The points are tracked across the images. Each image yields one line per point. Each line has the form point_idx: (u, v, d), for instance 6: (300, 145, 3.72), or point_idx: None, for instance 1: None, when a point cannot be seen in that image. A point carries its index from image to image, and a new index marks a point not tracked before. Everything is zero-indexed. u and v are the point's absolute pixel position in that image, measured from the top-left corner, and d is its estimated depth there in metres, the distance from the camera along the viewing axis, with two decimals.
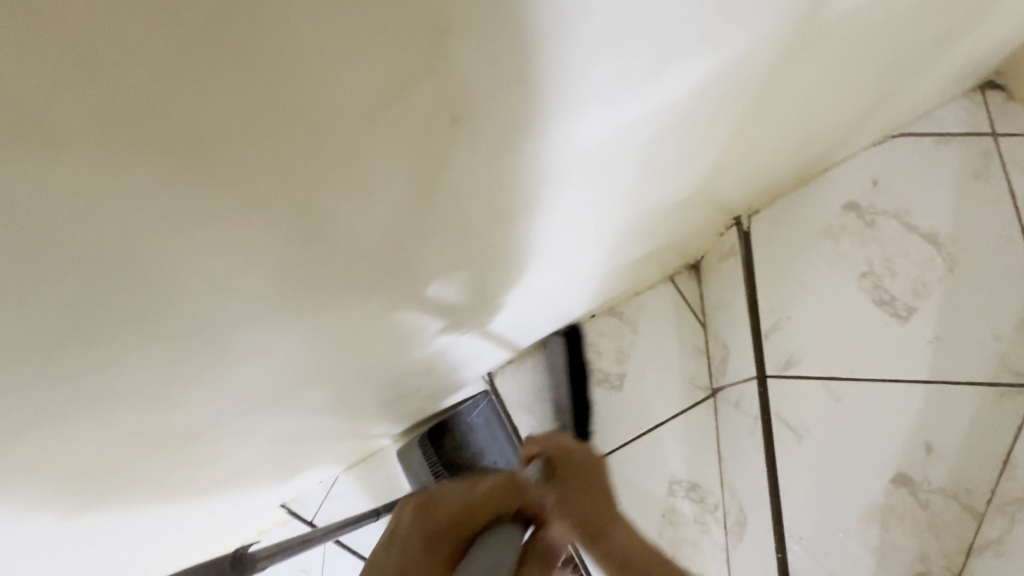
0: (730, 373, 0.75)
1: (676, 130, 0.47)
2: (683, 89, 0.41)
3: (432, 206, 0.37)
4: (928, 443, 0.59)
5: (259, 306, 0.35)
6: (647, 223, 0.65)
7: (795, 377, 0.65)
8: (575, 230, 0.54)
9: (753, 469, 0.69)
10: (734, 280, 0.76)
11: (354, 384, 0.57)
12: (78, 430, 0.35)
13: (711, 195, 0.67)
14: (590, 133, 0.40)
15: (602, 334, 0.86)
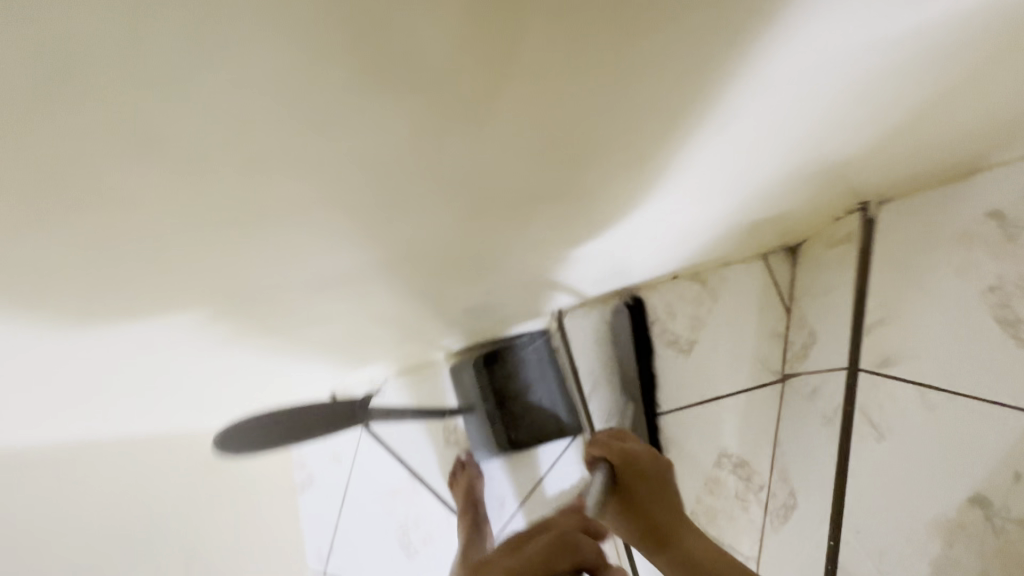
0: (812, 361, 0.73)
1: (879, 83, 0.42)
2: (912, 30, 0.36)
3: (606, 102, 0.36)
4: (1018, 474, 0.49)
5: (414, 157, 0.36)
6: (782, 188, 0.61)
7: (891, 378, 0.62)
8: (726, 172, 0.52)
9: (814, 455, 0.68)
10: (838, 268, 0.72)
11: (449, 282, 0.57)
12: (216, 240, 0.39)
13: (843, 176, 0.62)
14: (796, 60, 0.36)
15: (681, 297, 0.85)
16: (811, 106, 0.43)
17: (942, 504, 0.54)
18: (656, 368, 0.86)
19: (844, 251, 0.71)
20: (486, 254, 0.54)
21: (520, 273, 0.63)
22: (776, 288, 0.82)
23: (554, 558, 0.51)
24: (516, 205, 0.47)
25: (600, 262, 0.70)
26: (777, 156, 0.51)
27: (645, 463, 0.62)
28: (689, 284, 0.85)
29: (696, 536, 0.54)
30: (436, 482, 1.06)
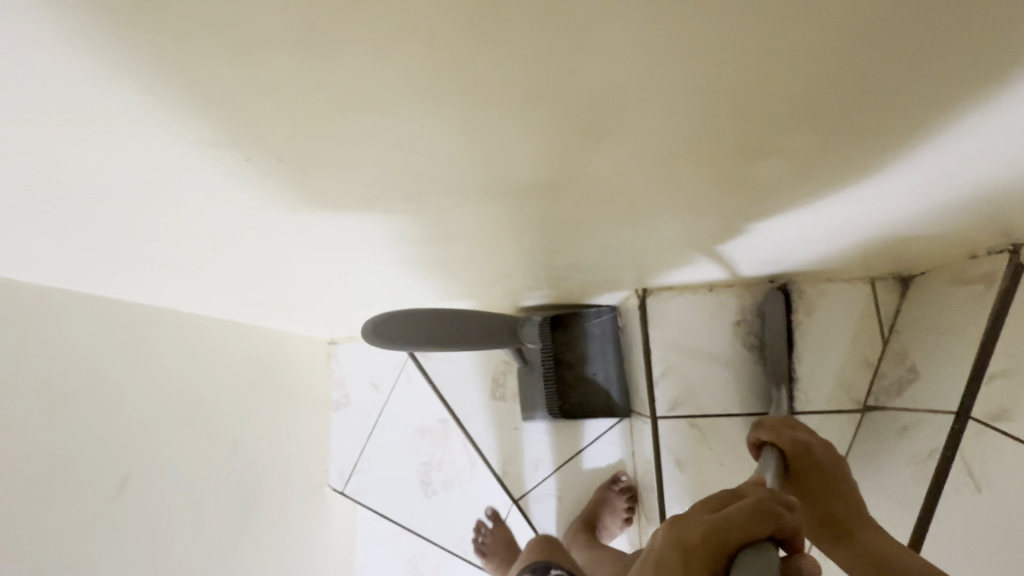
0: (909, 398, 0.70)
1: None
2: None
3: (866, 77, 0.32)
4: None
5: (645, 102, 0.33)
6: (942, 215, 0.56)
7: (999, 431, 0.57)
8: (917, 185, 0.48)
9: (894, 494, 0.67)
10: (961, 309, 0.66)
11: (572, 228, 0.55)
12: (370, 156, 0.37)
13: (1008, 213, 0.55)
14: None
15: (771, 303, 0.81)
16: None
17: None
18: (727, 371, 0.82)
19: (973, 291, 0.65)
20: (623, 212, 0.52)
21: (638, 240, 0.60)
22: (876, 314, 0.78)
23: (758, 525, 0.37)
24: (677, 175, 0.44)
25: (712, 251, 0.67)
26: (980, 179, 0.46)
27: (820, 454, 0.57)
28: (784, 291, 0.81)
29: (874, 531, 0.53)
30: (471, 429, 1.06)
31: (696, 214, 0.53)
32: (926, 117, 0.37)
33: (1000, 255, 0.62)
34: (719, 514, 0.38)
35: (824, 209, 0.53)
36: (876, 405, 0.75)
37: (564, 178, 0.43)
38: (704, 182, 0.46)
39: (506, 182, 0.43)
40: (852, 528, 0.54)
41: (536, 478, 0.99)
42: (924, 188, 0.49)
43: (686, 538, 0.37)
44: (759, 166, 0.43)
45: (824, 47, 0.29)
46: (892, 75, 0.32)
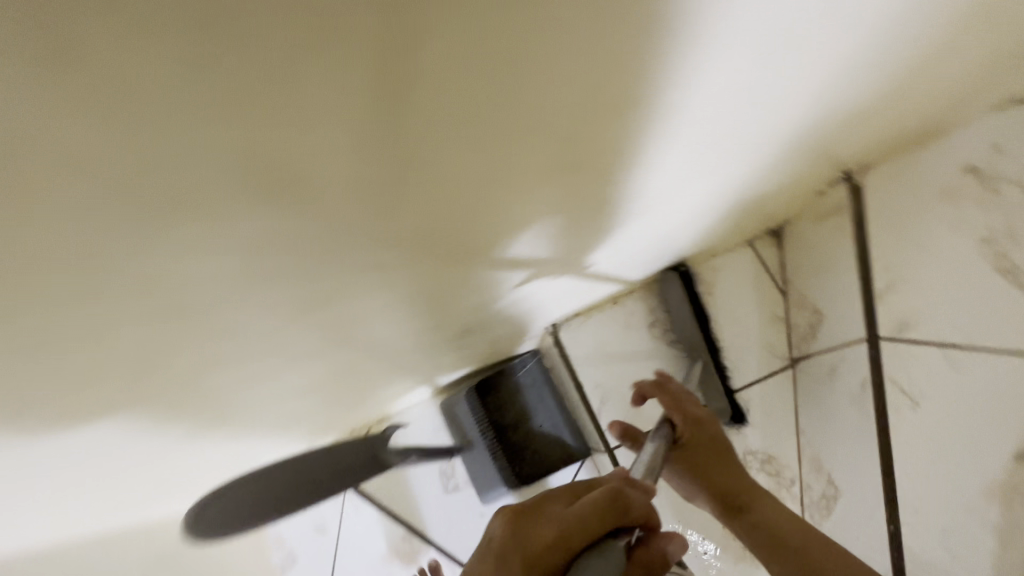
0: (824, 338, 0.70)
1: (800, 89, 0.46)
2: (808, 36, 0.40)
3: (547, 114, 0.37)
4: None
5: (376, 186, 0.36)
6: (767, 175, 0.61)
7: (909, 341, 0.60)
8: (681, 183, 0.54)
9: (850, 436, 0.64)
10: (830, 243, 0.71)
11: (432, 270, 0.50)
12: (121, 286, 0.35)
13: (827, 151, 0.61)
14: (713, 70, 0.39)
15: (673, 294, 0.81)
16: (732, 120, 0.47)
17: (988, 465, 0.51)
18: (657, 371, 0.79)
19: (834, 224, 0.70)
20: (477, 240, 0.49)
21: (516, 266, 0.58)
22: (766, 270, 0.79)
23: (606, 521, 0.39)
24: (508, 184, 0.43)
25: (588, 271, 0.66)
26: (723, 165, 0.54)
27: (710, 428, 0.60)
28: (680, 279, 0.81)
29: (768, 504, 0.56)
30: (435, 533, 0.94)
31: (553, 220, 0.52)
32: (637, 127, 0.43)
33: (838, 184, 0.70)
34: (574, 510, 0.40)
35: (622, 223, 0.58)
36: (801, 353, 0.73)
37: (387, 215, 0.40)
38: (501, 230, 0.49)
39: (303, 280, 0.43)
40: (750, 501, 0.57)
41: None
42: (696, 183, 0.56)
43: (533, 546, 0.39)
44: (532, 204, 0.47)
45: (496, 103, 0.34)
46: (597, 89, 0.37)
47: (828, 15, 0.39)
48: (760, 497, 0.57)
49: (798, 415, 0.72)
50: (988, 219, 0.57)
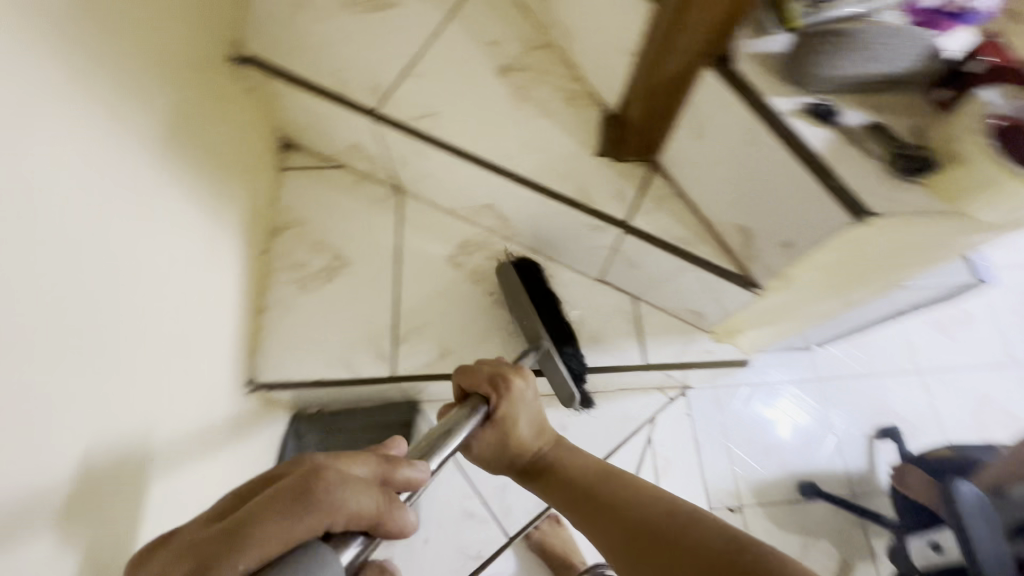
0: (377, 153, 0.77)
1: (127, 97, 0.49)
2: (63, 63, 0.41)
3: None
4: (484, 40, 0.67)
5: None
6: (188, 125, 0.60)
7: (392, 94, 0.69)
8: (161, 237, 0.54)
9: (455, 175, 0.72)
10: (302, 107, 0.75)
11: (61, 454, 0.39)
12: None
13: (198, 61, 0.61)
14: (57, 154, 0.39)
15: (292, 251, 0.79)
16: (121, 163, 0.48)
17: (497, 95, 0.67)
18: (346, 300, 0.76)
19: (283, 91, 0.74)
20: (60, 437, 0.39)
21: (139, 374, 0.48)
22: (315, 168, 0.84)
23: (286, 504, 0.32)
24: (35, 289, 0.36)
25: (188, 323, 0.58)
26: (166, 187, 0.55)
27: (505, 405, 0.55)
28: (280, 241, 0.79)
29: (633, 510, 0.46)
30: None
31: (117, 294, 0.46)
32: (79, 229, 0.41)
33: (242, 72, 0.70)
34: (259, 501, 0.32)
35: (176, 298, 0.56)
36: (389, 177, 0.81)
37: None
38: (87, 420, 0.42)
39: None
40: (554, 463, 0.54)
41: (486, 514, 0.83)
42: (168, 216, 0.55)
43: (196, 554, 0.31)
44: (99, 359, 0.43)
45: None
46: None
47: (69, 42, 0.42)
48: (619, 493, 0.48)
49: (435, 203, 0.80)
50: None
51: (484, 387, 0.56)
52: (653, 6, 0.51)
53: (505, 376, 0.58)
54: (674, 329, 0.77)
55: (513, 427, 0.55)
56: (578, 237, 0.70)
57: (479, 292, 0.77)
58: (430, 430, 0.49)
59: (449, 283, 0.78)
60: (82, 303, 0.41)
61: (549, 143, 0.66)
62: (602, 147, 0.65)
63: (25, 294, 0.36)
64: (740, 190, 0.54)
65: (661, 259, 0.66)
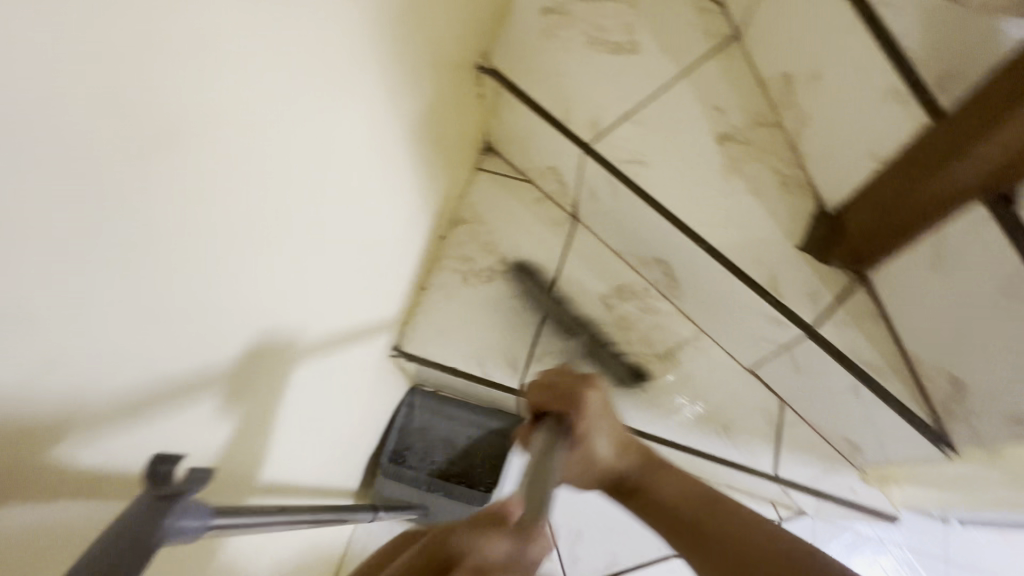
0: (571, 180, 0.80)
1: (399, 82, 0.57)
2: (374, 48, 0.50)
3: (256, 227, 0.40)
4: (715, 105, 0.67)
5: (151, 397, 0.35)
6: (429, 115, 0.67)
7: (608, 132, 0.72)
8: (381, 203, 0.61)
9: (640, 223, 0.73)
10: (518, 121, 0.81)
11: (260, 357, 0.46)
12: None
13: (452, 62, 0.69)
14: (344, 116, 0.48)
15: (463, 244, 0.84)
16: (379, 135, 0.56)
17: (710, 160, 0.66)
18: (497, 305, 0.80)
19: (509, 103, 0.80)
20: (264, 342, 0.46)
21: (326, 313, 0.56)
22: (506, 176, 0.90)
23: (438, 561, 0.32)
24: (282, 224, 0.43)
25: (371, 281, 0.65)
26: (398, 163, 0.63)
27: (581, 419, 0.50)
28: (457, 232, 0.85)
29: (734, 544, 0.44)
30: None
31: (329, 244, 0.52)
32: (334, 178, 0.49)
33: (483, 80, 0.79)
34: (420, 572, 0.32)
35: (368, 256, 0.63)
36: (571, 204, 0.83)
37: (200, 331, 0.38)
38: (286, 338, 0.49)
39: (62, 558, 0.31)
40: (647, 481, 0.51)
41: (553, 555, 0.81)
42: (391, 187, 0.63)
43: None
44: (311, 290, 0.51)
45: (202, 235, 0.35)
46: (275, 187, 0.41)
47: (381, 30, 0.50)
48: (722, 518, 0.46)
49: (606, 241, 0.81)
50: (578, 29, 0.73)
51: (566, 407, 0.50)
52: (929, 120, 0.48)
53: (575, 380, 0.52)
54: (818, 452, 0.70)
55: (591, 441, 0.51)
56: (747, 323, 0.67)
57: (622, 340, 0.77)
58: (528, 462, 0.39)
59: (596, 320, 0.78)
60: (314, 239, 0.49)
61: (751, 221, 0.64)
62: (804, 242, 0.61)
63: (285, 217, 0.43)
64: (966, 338, 0.49)
65: (837, 377, 0.61)
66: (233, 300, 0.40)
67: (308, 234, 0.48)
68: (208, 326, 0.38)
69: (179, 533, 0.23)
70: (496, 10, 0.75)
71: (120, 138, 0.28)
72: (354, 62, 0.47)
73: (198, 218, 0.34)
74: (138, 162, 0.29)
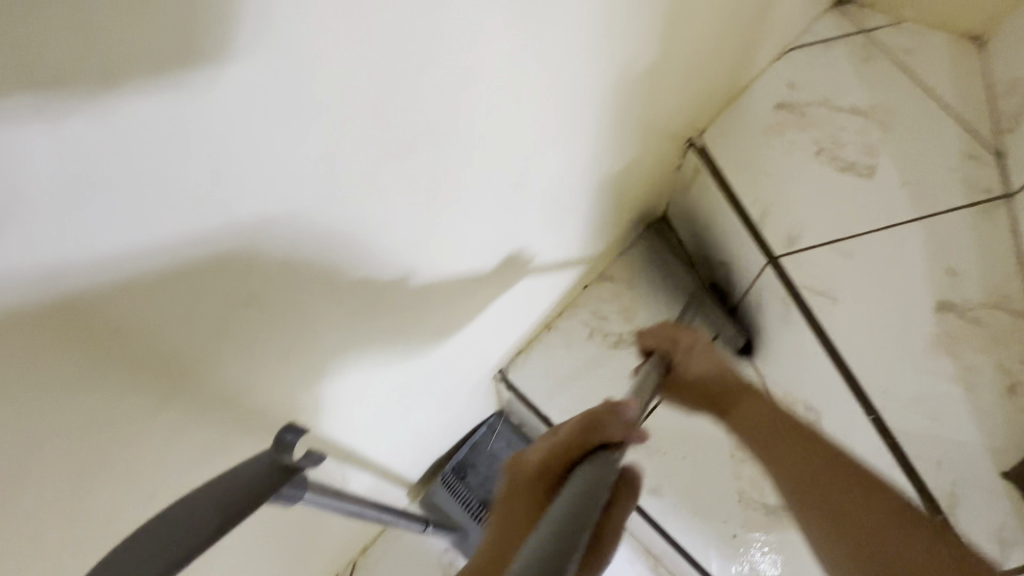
0: (739, 282, 0.73)
1: (610, 140, 0.59)
2: (600, 104, 0.52)
3: (440, 230, 0.45)
4: (950, 267, 0.57)
5: (308, 344, 0.41)
6: (623, 171, 0.67)
7: (805, 250, 0.64)
8: (547, 244, 0.64)
9: (801, 360, 0.64)
10: (704, 203, 0.77)
11: (395, 340, 0.51)
12: None
13: (665, 128, 0.68)
14: (550, 160, 0.51)
15: (601, 299, 0.82)
16: (570, 183, 0.58)
17: (918, 325, 0.56)
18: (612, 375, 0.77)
19: (701, 184, 0.75)
20: (402, 331, 0.50)
21: (460, 323, 0.59)
22: (668, 251, 0.85)
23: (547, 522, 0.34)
24: (447, 233, 0.46)
25: (507, 308, 0.66)
26: (577, 212, 0.65)
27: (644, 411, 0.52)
28: (600, 286, 0.83)
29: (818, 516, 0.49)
30: None
31: (481, 263, 0.54)
32: (517, 208, 0.52)
33: (687, 153, 0.75)
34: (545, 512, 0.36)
35: (520, 288, 0.65)
36: (730, 306, 0.77)
37: (348, 308, 0.42)
38: (420, 332, 0.53)
39: (191, 439, 0.37)
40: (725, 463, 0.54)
41: None
42: (563, 232, 0.65)
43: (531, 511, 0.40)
44: (452, 297, 0.54)
45: (397, 227, 0.40)
46: (466, 203, 0.45)
47: (614, 89, 0.52)
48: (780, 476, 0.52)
49: (751, 359, 0.72)
50: (810, 136, 0.69)
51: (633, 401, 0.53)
52: None
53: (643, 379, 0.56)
54: None
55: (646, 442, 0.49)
56: None
57: (731, 470, 0.68)
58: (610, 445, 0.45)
59: (711, 437, 0.70)
60: (478, 256, 0.52)
61: (945, 413, 0.53)
62: (1015, 468, 0.49)
63: (464, 230, 0.48)
64: None
65: None
66: (381, 287, 0.44)
67: (475, 250, 0.51)
68: (369, 300, 0.43)
69: (280, 498, 0.27)
70: (729, 93, 0.73)
71: (356, 145, 0.32)
72: (574, 115, 0.49)
73: (403, 213, 0.40)
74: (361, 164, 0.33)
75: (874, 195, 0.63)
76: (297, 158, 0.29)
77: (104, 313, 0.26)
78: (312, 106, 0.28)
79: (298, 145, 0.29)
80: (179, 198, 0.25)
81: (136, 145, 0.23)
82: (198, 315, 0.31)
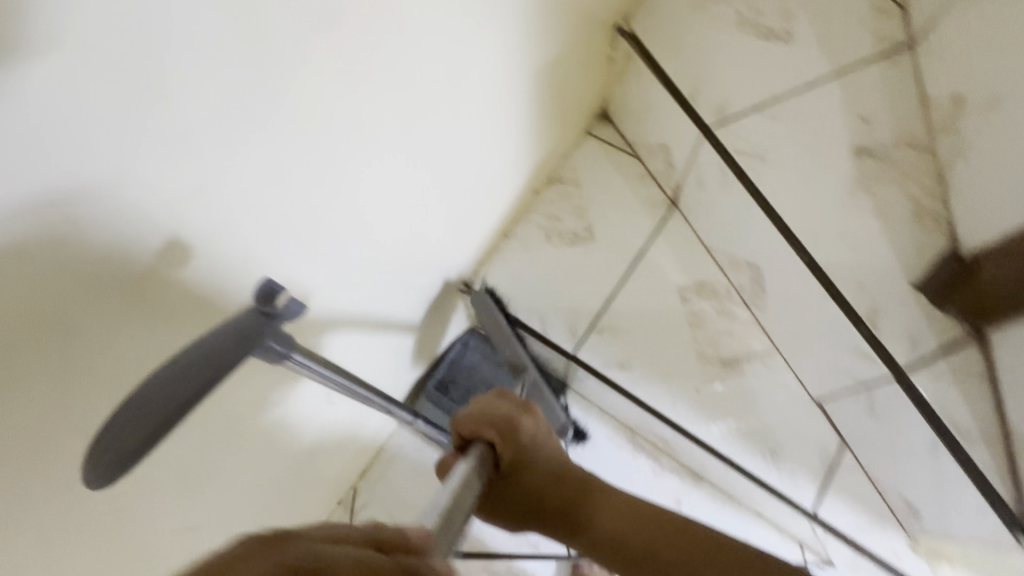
0: (679, 161, 0.77)
1: (531, 26, 0.57)
2: None
3: (372, 124, 0.44)
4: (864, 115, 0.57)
5: (260, 249, 0.41)
6: (552, 64, 0.67)
7: (734, 119, 0.68)
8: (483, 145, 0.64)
9: (738, 218, 0.70)
10: (641, 90, 0.79)
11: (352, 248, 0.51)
12: None
13: (589, 14, 0.68)
14: (471, 45, 0.50)
15: (554, 202, 0.84)
16: (499, 74, 0.58)
17: (838, 171, 0.60)
18: (570, 269, 0.79)
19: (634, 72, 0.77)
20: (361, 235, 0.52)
21: (415, 228, 0.60)
22: (613, 146, 0.87)
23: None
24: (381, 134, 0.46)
25: (462, 213, 0.69)
26: (507, 110, 0.65)
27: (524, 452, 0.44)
28: (551, 189, 0.85)
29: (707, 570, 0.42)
30: None
31: (422, 173, 0.55)
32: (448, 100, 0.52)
33: (617, 41, 0.76)
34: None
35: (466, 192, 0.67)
36: (672, 189, 0.81)
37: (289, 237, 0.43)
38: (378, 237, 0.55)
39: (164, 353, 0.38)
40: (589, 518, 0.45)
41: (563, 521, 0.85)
42: (500, 130, 0.66)
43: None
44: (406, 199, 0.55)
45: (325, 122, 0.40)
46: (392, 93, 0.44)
47: None
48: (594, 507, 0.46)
49: (695, 232, 0.78)
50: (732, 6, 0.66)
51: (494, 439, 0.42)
52: None
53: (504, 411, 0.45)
54: (869, 505, 0.64)
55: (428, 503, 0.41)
56: (829, 350, 0.63)
57: (688, 335, 0.74)
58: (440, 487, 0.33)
59: (668, 309, 0.76)
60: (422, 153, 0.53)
61: (866, 245, 0.58)
62: (923, 279, 0.55)
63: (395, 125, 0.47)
64: None
65: (915, 430, 0.56)
66: (320, 206, 0.44)
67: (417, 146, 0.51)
68: (315, 204, 0.44)
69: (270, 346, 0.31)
70: None
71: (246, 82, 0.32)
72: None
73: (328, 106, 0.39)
74: (257, 99, 0.34)
75: (789, 57, 0.62)
76: (196, 42, 0.28)
77: (88, 253, 0.29)
78: (189, 6, 0.27)
79: (186, 50, 0.28)
80: (72, 144, 0.26)
81: (16, 62, 0.22)
82: (137, 221, 0.31)
